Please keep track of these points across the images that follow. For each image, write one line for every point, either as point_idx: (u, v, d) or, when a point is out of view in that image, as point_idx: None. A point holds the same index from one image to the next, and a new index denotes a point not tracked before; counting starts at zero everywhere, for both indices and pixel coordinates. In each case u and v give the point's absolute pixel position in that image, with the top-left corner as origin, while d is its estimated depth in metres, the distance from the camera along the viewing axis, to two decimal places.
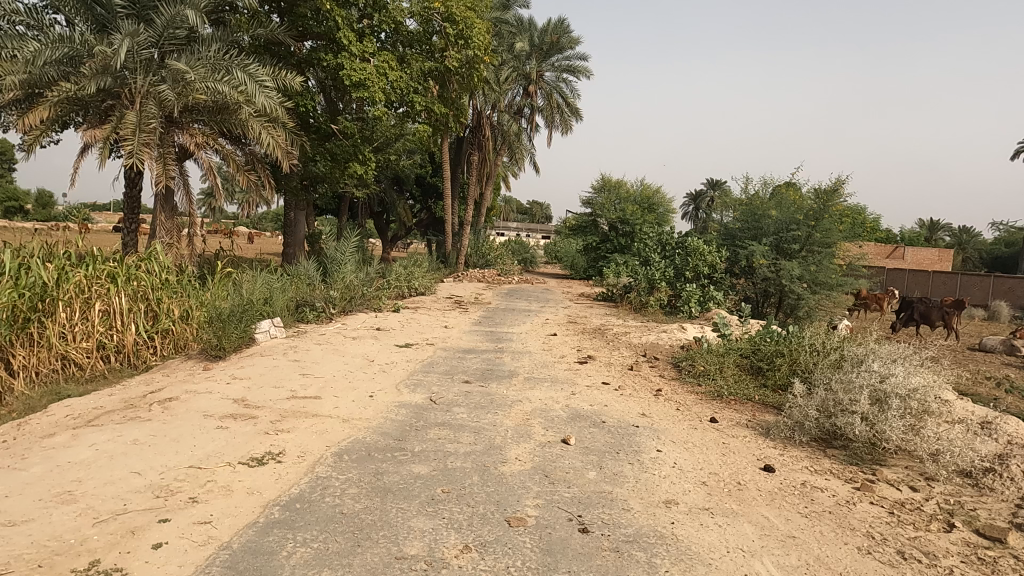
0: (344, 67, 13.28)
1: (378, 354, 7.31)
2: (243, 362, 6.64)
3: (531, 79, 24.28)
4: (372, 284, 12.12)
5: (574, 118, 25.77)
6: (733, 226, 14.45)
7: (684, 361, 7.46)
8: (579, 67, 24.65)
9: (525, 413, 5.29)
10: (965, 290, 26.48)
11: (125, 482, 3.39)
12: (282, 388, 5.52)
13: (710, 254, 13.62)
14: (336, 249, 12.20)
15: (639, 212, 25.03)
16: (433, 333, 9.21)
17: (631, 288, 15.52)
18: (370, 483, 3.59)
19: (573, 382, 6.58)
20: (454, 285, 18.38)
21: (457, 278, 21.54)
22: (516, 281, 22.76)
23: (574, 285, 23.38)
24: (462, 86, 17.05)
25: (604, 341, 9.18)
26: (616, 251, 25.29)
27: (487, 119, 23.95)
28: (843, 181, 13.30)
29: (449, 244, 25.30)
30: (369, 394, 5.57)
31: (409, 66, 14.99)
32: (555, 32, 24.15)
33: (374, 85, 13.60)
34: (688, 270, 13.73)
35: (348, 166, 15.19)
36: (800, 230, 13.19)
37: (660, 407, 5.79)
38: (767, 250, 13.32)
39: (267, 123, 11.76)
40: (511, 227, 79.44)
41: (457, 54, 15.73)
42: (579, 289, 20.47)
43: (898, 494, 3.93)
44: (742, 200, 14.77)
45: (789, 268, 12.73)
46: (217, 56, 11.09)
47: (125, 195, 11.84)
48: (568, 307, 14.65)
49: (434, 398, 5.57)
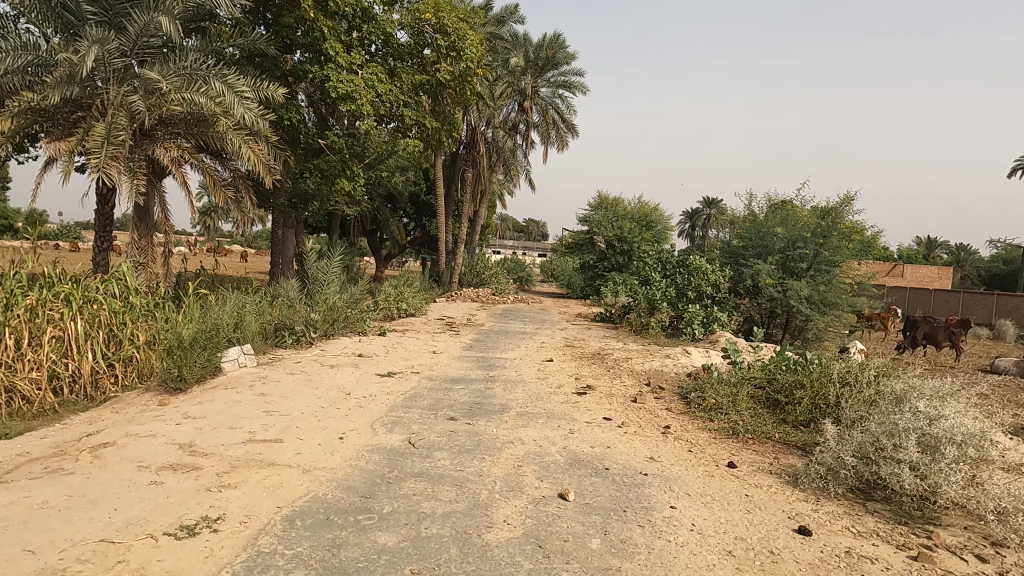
0: (330, 79, 12.73)
1: (356, 386, 6.61)
2: (202, 397, 5.94)
3: (527, 95, 23.83)
4: (357, 305, 11.45)
5: (571, 134, 25.25)
6: (737, 244, 13.85)
7: (693, 393, 6.80)
8: (576, 82, 24.20)
9: (516, 458, 4.60)
10: (969, 308, 25.86)
11: (10, 565, 2.70)
12: (239, 429, 4.82)
13: (714, 273, 13.02)
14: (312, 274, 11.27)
15: (637, 229, 24.48)
16: (419, 360, 8.53)
17: (630, 309, 14.88)
18: (322, 562, 2.90)
19: (571, 418, 5.90)
20: (446, 305, 17.71)
21: (450, 297, 20.92)
22: (511, 300, 22.13)
23: (571, 304, 22.73)
24: (454, 100, 16.52)
25: (604, 368, 8.50)
26: (614, 269, 24.73)
27: (482, 136, 23.51)
28: (851, 198, 12.76)
29: (443, 262, 24.68)
30: (338, 436, 4.88)
31: (399, 79, 14.46)
32: (550, 47, 23.73)
33: (362, 97, 13.03)
34: (690, 290, 13.09)
35: (336, 182, 14.62)
36: (808, 248, 12.59)
37: (670, 448, 5.13)
38: (774, 269, 12.71)
39: (246, 137, 11.16)
40: (507, 245, 78.98)
41: (450, 67, 15.20)
42: (576, 309, 19.80)
43: (964, 566, 3.25)
44: (746, 218, 14.19)
45: (798, 287, 12.11)
46: (194, 66, 10.50)
47: (96, 212, 11.19)
48: (564, 329, 13.99)
49: (413, 440, 4.88)
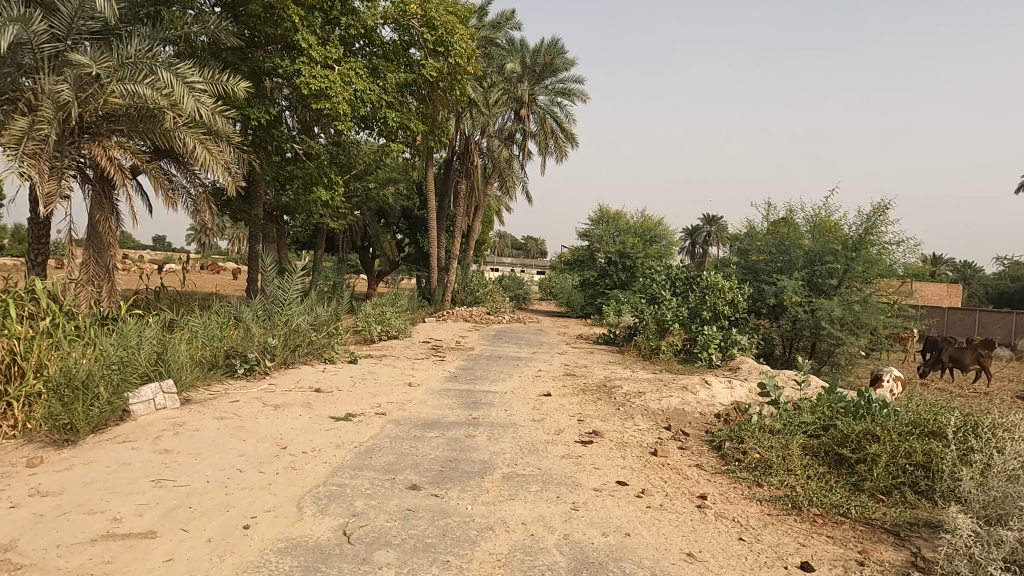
0: (302, 74, 11.42)
1: (297, 437, 5.14)
2: (85, 455, 4.46)
3: (524, 102, 22.58)
4: (327, 328, 9.98)
5: (569, 144, 23.94)
6: (756, 258, 12.42)
7: (728, 446, 5.35)
8: (575, 89, 22.96)
9: (496, 564, 3.14)
10: (986, 327, 24.38)
11: None
12: (98, 517, 3.34)
13: (732, 291, 11.62)
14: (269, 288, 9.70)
15: (641, 244, 23.24)
16: (389, 396, 7.05)
17: (637, 331, 13.43)
18: None
19: (575, 484, 4.44)
20: (435, 326, 16.26)
21: (440, 317, 19.50)
22: (506, 319, 20.67)
23: (571, 323, 21.30)
24: (444, 103, 15.21)
25: (612, 407, 7.03)
26: (615, 286, 23.38)
27: (476, 146, 22.25)
28: (885, 207, 11.40)
29: (435, 279, 23.27)
30: (243, 525, 3.42)
31: (384, 79, 13.26)
32: (549, 52, 22.54)
33: (339, 95, 11.72)
34: (705, 310, 11.64)
35: (313, 191, 13.41)
36: (837, 262, 11.31)
37: (714, 535, 3.69)
38: (800, 285, 11.38)
39: (201, 135, 9.84)
40: (506, 262, 77.67)
41: (437, 65, 13.91)
42: (576, 330, 18.35)
43: None
44: (766, 229, 12.80)
45: (829, 307, 10.83)
46: (139, 53, 9.13)
47: (31, 221, 9.76)
48: (564, 353, 12.51)
49: (349, 531, 3.42)
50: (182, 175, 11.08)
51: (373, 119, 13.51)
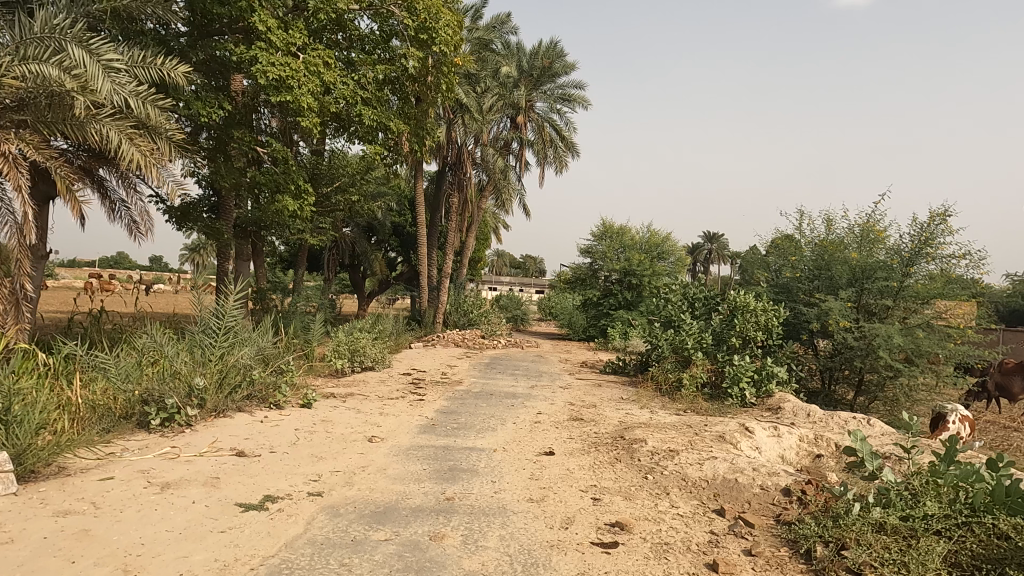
0: (259, 61, 9.74)
1: (167, 551, 3.33)
2: None
3: (521, 108, 20.92)
4: (280, 364, 8.16)
5: (570, 153, 22.29)
6: (790, 276, 10.70)
7: (825, 556, 3.55)
8: (575, 95, 21.35)
9: None
10: None
11: None
12: None
13: (766, 314, 9.86)
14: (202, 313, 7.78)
15: (647, 261, 21.55)
16: (337, 463, 5.23)
17: (652, 360, 11.65)
18: None
19: None
20: (421, 354, 14.46)
21: (429, 342, 17.75)
22: (503, 343, 18.89)
23: (573, 347, 19.55)
24: (430, 101, 13.57)
25: (638, 475, 5.21)
26: (620, 307, 21.65)
27: (469, 156, 20.58)
28: (946, 213, 9.67)
29: (426, 300, 21.53)
30: None
31: (359, 73, 11.61)
32: (547, 55, 20.96)
33: (303, 86, 10.06)
34: (734, 337, 9.88)
35: (279, 200, 11.80)
36: (891, 279, 9.59)
37: None
38: (848, 306, 9.62)
39: (128, 130, 8.16)
40: (503, 281, 75.97)
41: (421, 56, 12.26)
42: (580, 356, 16.55)
43: None
44: (801, 242, 11.07)
45: (885, 332, 9.07)
46: (46, 28, 7.44)
47: None
48: (568, 387, 10.71)
49: None
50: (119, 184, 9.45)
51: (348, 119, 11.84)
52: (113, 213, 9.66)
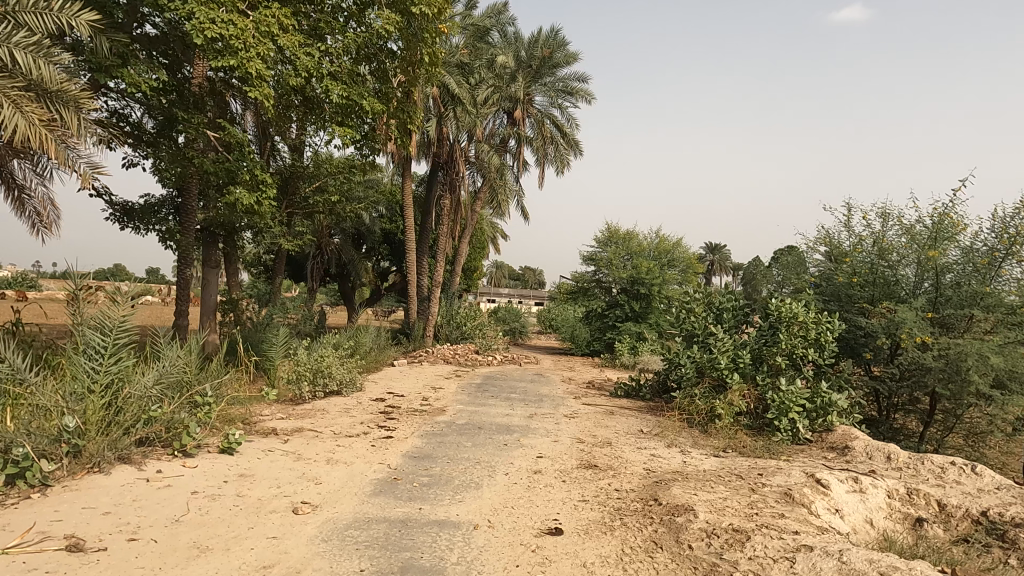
0: (195, 18, 7.95)
1: None
2: None
3: (518, 102, 19.20)
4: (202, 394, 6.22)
5: (572, 152, 20.56)
6: (842, 280, 8.89)
7: None
8: (578, 88, 19.63)
9: None
10: None
11: None
12: None
13: (818, 327, 8.11)
14: (80, 320, 5.50)
15: (657, 268, 19.69)
16: (225, 562, 3.35)
17: (675, 382, 9.81)
18: None
19: None
20: (404, 374, 12.55)
21: (417, 358, 15.88)
22: (499, 359, 17.00)
23: (577, 364, 17.67)
24: (412, 80, 11.81)
25: None
26: (627, 319, 19.78)
27: (462, 154, 18.81)
28: None
29: (414, 312, 19.68)
30: None
31: (326, 42, 9.83)
32: (547, 44, 19.24)
33: (252, 49, 8.27)
34: (780, 355, 8.09)
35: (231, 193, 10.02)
36: (977, 284, 7.93)
37: None
38: (922, 316, 7.84)
39: (13, 92, 6.35)
40: (503, 293, 74.30)
41: (399, 23, 10.50)
42: (585, 375, 14.64)
43: None
44: (855, 240, 9.26)
45: (973, 348, 7.27)
46: None
47: None
48: (575, 416, 8.84)
49: None
50: (26, 170, 7.79)
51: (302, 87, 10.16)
52: (21, 206, 8.02)
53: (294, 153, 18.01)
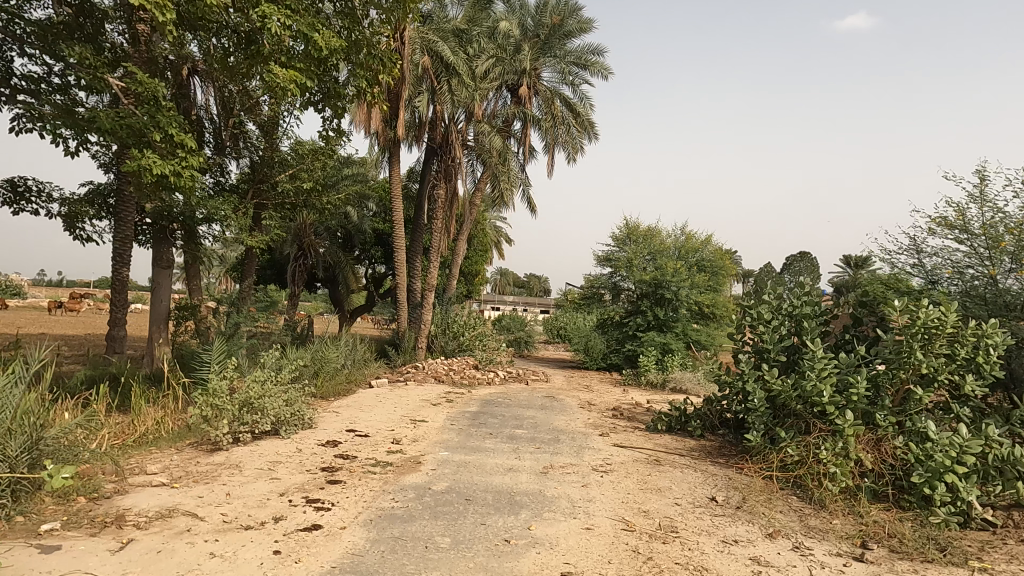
0: None
1: None
2: None
3: (523, 77, 16.66)
4: None
5: (585, 137, 17.99)
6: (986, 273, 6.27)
7: None
8: (593, 61, 17.06)
9: None
10: None
11: None
12: None
13: (975, 342, 5.48)
14: None
15: (683, 269, 17.04)
16: None
17: (741, 418, 7.13)
18: None
19: None
20: (379, 399, 9.87)
21: (404, 375, 13.24)
22: (503, 376, 14.35)
23: (594, 382, 15.00)
24: (386, 24, 9.24)
25: None
26: (649, 328, 17.12)
27: (458, 136, 16.21)
28: None
29: (405, 321, 17.07)
30: None
31: None
32: (557, 12, 16.72)
33: None
34: (917, 385, 5.46)
35: (138, 157, 7.47)
36: None
37: None
38: None
39: None
40: (507, 300, 71.66)
41: None
42: (607, 397, 11.94)
43: None
44: (994, 219, 6.64)
45: None
46: None
47: None
48: (609, 469, 6.15)
49: None
50: None
51: (230, 12, 7.55)
52: None
53: (263, 134, 15.47)
